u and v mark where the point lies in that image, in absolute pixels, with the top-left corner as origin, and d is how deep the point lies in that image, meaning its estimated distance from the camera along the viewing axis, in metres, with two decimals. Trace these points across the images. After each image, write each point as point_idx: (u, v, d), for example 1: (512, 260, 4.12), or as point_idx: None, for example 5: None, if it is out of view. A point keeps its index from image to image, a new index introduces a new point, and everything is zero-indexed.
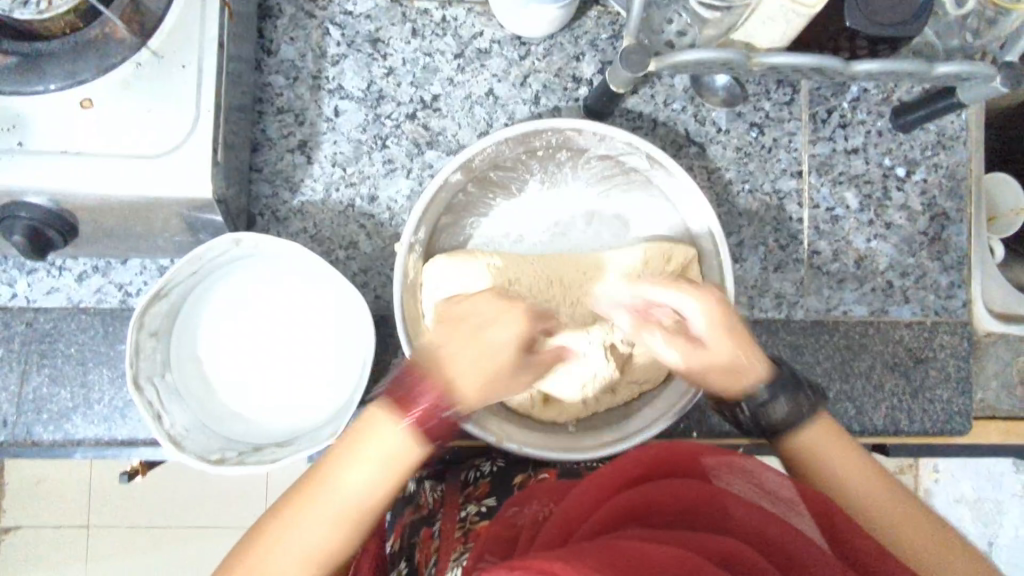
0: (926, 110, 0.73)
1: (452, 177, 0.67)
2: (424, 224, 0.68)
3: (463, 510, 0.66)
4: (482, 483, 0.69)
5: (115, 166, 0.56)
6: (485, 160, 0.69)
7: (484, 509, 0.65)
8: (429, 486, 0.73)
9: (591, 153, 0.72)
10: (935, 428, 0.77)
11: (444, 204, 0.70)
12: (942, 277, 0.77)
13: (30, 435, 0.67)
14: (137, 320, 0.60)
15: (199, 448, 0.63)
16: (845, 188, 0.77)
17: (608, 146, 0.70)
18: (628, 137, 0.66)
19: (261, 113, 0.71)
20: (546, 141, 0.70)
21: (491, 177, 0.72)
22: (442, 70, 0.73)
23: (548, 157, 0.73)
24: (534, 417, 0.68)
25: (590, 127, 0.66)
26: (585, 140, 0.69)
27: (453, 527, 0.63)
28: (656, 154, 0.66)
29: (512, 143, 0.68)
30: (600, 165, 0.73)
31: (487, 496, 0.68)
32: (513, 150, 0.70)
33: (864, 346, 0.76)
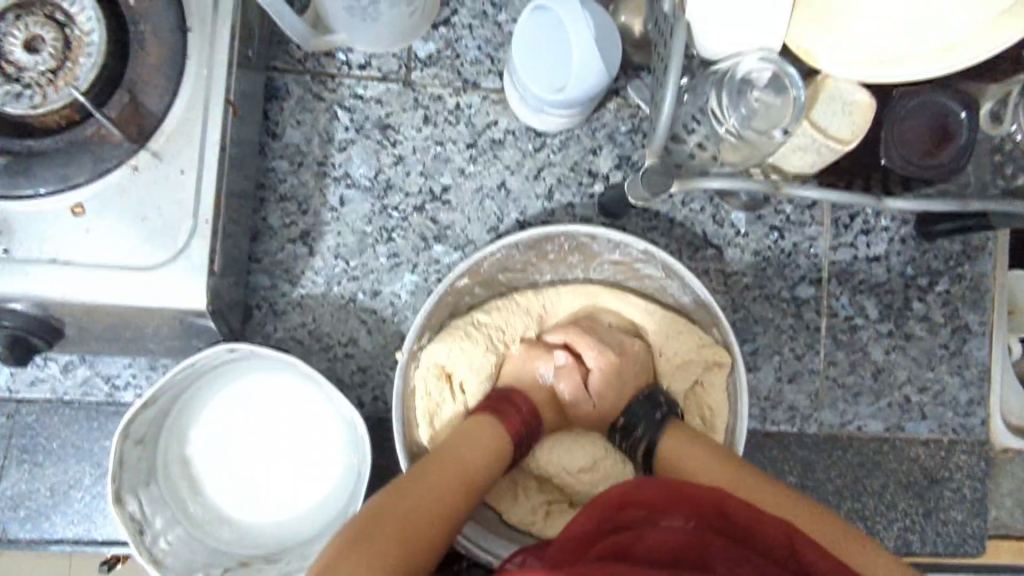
0: (950, 223, 0.70)
1: (459, 280, 0.65)
2: (429, 325, 0.65)
3: None
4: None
5: (105, 276, 0.53)
6: (493, 265, 0.67)
7: None
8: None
9: (606, 258, 0.70)
10: (949, 549, 0.74)
11: (449, 308, 0.68)
12: (961, 392, 0.75)
13: (5, 533, 0.64)
14: (122, 432, 0.57)
15: (182, 566, 0.59)
16: (865, 296, 0.74)
17: (624, 251, 0.67)
18: (647, 248, 0.65)
19: (263, 200, 0.68)
20: (559, 245, 0.68)
21: (499, 279, 0.70)
22: (453, 160, 0.71)
23: (560, 260, 0.70)
24: (536, 533, 0.66)
25: (607, 235, 0.64)
26: (600, 245, 0.68)
27: None
28: (673, 265, 0.65)
29: (525, 247, 0.67)
30: (614, 269, 0.71)
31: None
32: (523, 254, 0.68)
33: (878, 463, 0.73)
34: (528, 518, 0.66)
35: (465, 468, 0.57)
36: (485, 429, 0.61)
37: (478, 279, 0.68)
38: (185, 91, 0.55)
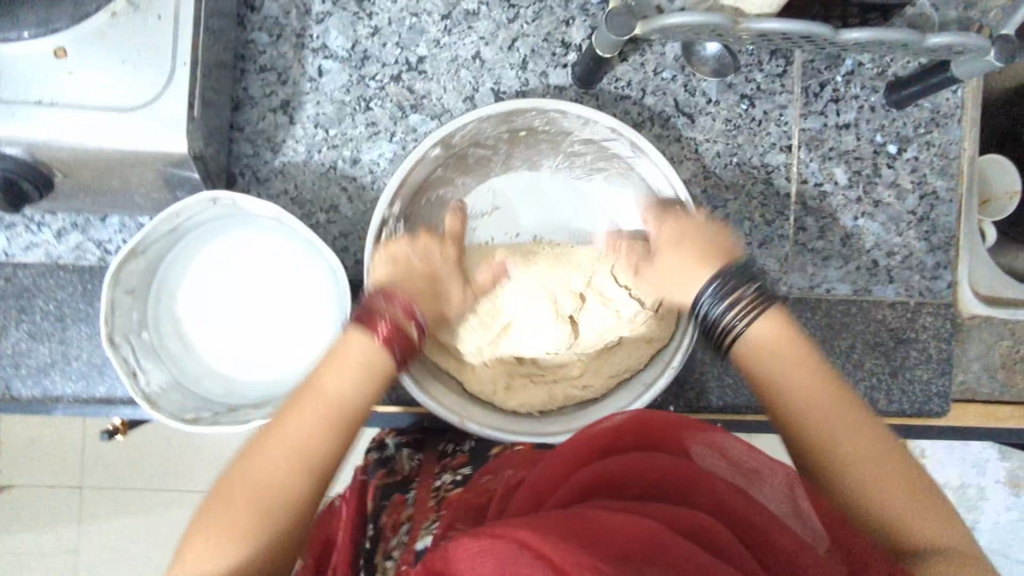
0: (917, 85, 0.72)
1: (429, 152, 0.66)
2: (404, 193, 0.68)
3: (438, 479, 0.68)
4: (460, 455, 0.73)
5: (89, 117, 0.55)
6: (465, 138, 0.70)
7: (459, 477, 0.68)
8: (407, 454, 0.75)
9: (575, 135, 0.73)
10: (914, 406, 0.76)
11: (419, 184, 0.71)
12: (928, 256, 0.77)
13: (9, 389, 0.68)
14: (111, 276, 0.60)
15: (175, 407, 0.63)
16: (835, 163, 0.76)
17: (591, 125, 0.69)
18: (614, 126, 0.67)
19: (242, 71, 0.70)
20: (530, 121, 0.70)
21: (467, 156, 0.74)
22: (428, 31, 0.72)
23: (531, 140, 0.74)
24: (498, 403, 0.69)
25: (576, 110, 0.65)
26: (571, 121, 0.70)
27: (427, 496, 0.65)
28: (639, 142, 0.67)
29: (495, 121, 0.68)
30: (585, 147, 0.74)
31: (463, 466, 0.71)
32: (494, 129, 0.70)
33: (846, 324, 0.76)
34: (488, 387, 0.70)
35: (344, 364, 0.57)
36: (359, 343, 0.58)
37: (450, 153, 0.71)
38: None
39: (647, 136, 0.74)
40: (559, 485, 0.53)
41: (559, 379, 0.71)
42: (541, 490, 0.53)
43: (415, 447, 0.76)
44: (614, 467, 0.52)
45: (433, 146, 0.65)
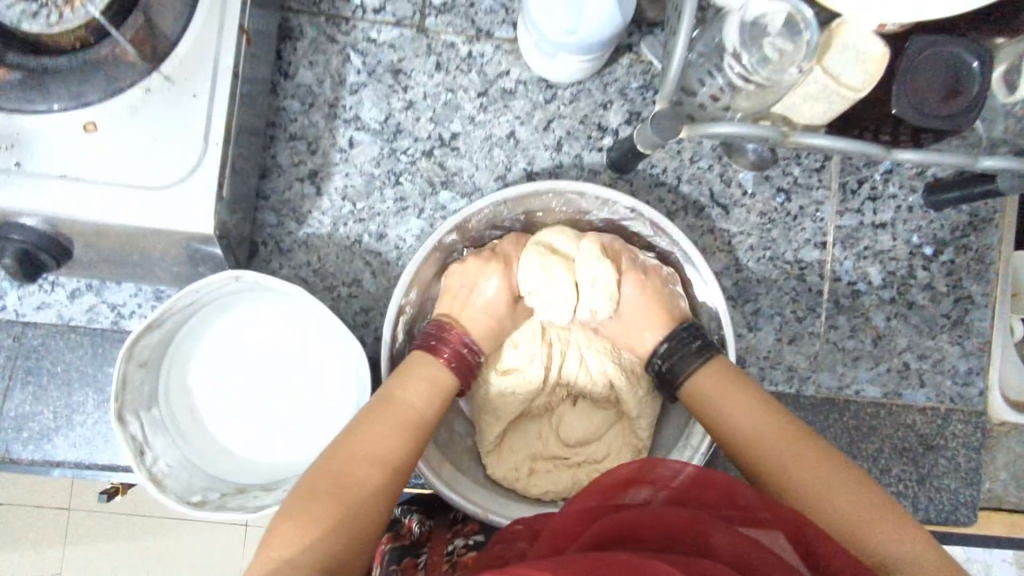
0: (959, 191, 0.70)
1: (445, 237, 0.66)
2: (420, 277, 0.67)
3: (450, 544, 0.68)
4: (471, 521, 0.71)
5: (116, 193, 0.54)
6: (481, 221, 0.69)
7: (472, 542, 0.68)
8: (416, 518, 0.73)
9: (594, 215, 0.72)
10: (940, 516, 0.74)
11: (434, 266, 0.70)
12: (961, 362, 0.75)
13: (8, 453, 0.65)
14: (125, 352, 0.58)
15: (181, 488, 0.60)
16: (869, 263, 0.74)
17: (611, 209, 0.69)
18: (633, 207, 0.66)
19: (272, 138, 0.68)
20: (546, 202, 0.69)
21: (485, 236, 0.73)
22: (463, 107, 0.70)
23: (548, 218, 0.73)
24: (519, 490, 0.67)
25: (593, 192, 0.65)
26: (589, 203, 0.69)
27: (441, 560, 0.66)
28: (661, 224, 0.66)
29: (512, 203, 0.68)
30: (605, 226, 0.74)
31: (474, 531, 0.71)
32: (511, 211, 0.70)
33: (874, 428, 0.73)
34: (511, 473, 0.68)
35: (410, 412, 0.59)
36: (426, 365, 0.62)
37: (465, 237, 0.71)
38: (199, 16, 0.56)
39: (680, 224, 0.73)
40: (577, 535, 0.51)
41: (581, 465, 0.68)
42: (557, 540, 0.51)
43: (423, 512, 0.74)
44: (633, 520, 0.50)
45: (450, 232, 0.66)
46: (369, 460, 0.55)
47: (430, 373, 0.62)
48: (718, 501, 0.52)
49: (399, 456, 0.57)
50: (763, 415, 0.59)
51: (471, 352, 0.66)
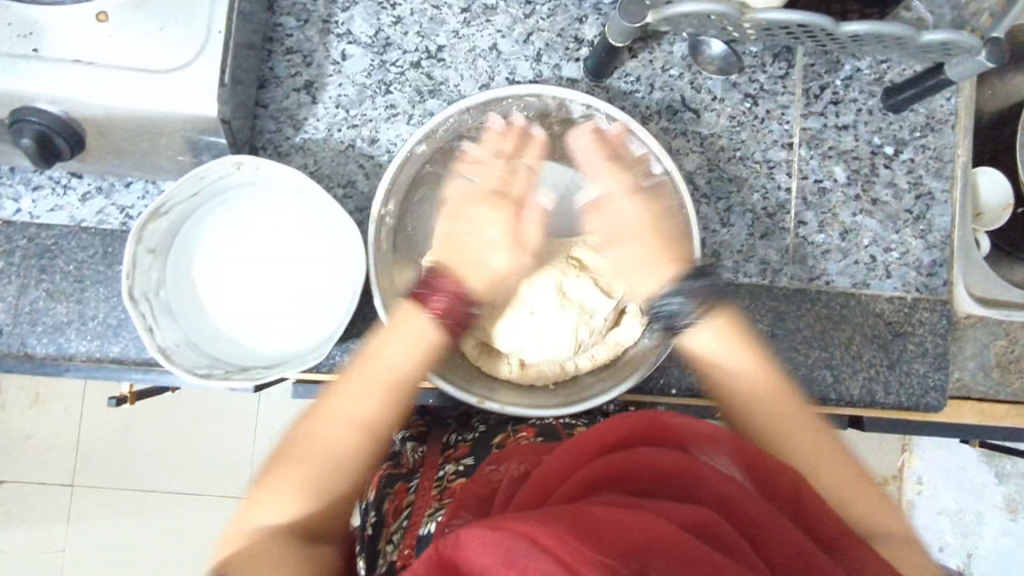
0: (913, 90, 0.75)
1: (415, 149, 0.69)
2: (395, 189, 0.70)
3: (442, 469, 0.69)
4: (463, 445, 0.73)
5: (125, 77, 0.58)
6: (447, 131, 0.72)
7: (463, 467, 0.69)
8: (411, 447, 0.76)
9: (553, 118, 0.75)
10: (911, 401, 0.78)
11: (409, 177, 0.72)
12: (924, 254, 0.79)
13: (24, 346, 0.69)
14: (134, 234, 0.62)
15: (188, 363, 0.64)
16: (834, 162, 0.79)
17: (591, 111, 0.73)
18: (588, 101, 0.70)
19: (270, 52, 0.73)
20: (509, 108, 0.73)
21: (451, 147, 0.74)
22: (448, 22, 0.75)
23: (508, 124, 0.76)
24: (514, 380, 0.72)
25: (549, 91, 0.69)
26: (551, 107, 0.73)
27: (431, 484, 0.67)
28: (622, 117, 0.70)
29: (475, 111, 0.72)
30: (565, 128, 0.76)
31: (466, 456, 0.71)
32: (474, 120, 0.73)
33: (845, 317, 0.78)
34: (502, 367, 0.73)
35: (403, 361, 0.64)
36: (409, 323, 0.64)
37: (433, 148, 0.73)
38: None
39: (654, 128, 0.77)
40: (568, 477, 0.53)
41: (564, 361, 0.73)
42: (548, 479, 0.53)
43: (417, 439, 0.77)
44: (615, 465, 0.53)
45: (417, 143, 0.69)
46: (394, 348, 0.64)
47: (415, 330, 0.64)
48: (676, 440, 0.56)
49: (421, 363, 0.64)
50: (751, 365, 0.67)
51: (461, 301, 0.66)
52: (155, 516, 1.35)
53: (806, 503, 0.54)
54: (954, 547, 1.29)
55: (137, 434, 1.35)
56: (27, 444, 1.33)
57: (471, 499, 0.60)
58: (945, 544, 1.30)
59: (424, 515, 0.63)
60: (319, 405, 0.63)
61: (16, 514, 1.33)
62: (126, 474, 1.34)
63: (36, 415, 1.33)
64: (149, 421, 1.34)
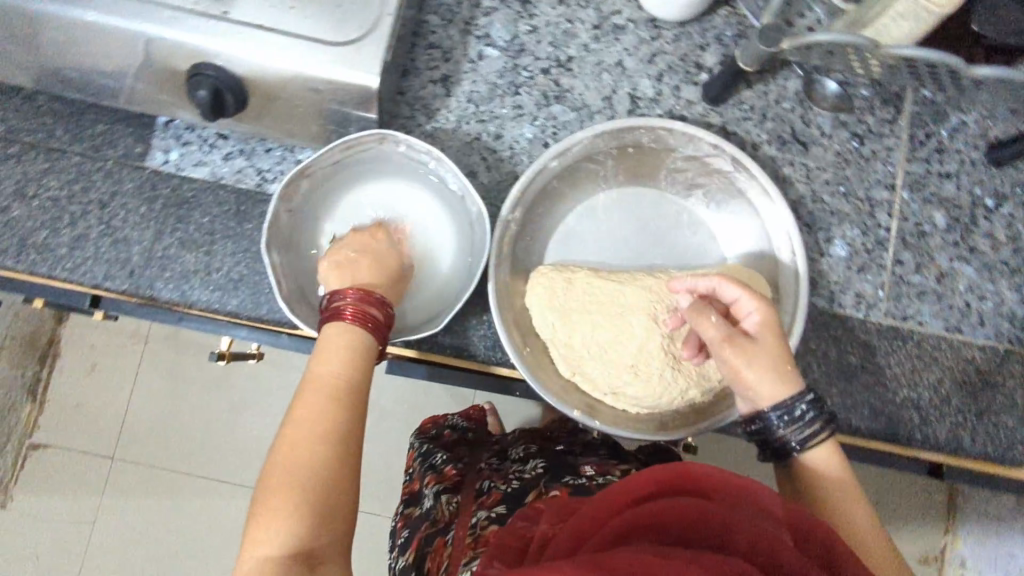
0: (1020, 145, 0.77)
1: (549, 164, 0.74)
2: (524, 199, 0.74)
3: (475, 517, 0.68)
4: (496, 491, 0.71)
5: (300, 44, 0.63)
6: (580, 152, 0.76)
7: (494, 515, 0.67)
8: (445, 499, 0.76)
9: (678, 153, 0.78)
10: (997, 453, 0.77)
11: (540, 188, 0.76)
12: (1018, 308, 0.80)
13: (151, 289, 0.73)
14: (282, 191, 0.67)
15: (310, 318, 0.68)
16: (934, 207, 0.81)
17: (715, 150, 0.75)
18: (717, 142, 0.73)
19: (414, 45, 0.79)
20: (639, 138, 0.76)
21: (579, 169, 0.79)
22: (579, 36, 0.80)
23: (638, 155, 0.79)
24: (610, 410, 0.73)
25: (681, 127, 0.73)
26: (676, 140, 0.76)
27: (466, 536, 0.66)
28: (741, 158, 0.73)
29: (608, 137, 0.75)
30: (686, 165, 0.79)
31: (497, 505, 0.69)
32: (606, 144, 0.77)
33: (935, 359, 0.78)
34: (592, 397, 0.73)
35: (331, 383, 0.56)
36: (335, 333, 0.59)
37: (563, 165, 0.76)
38: None
39: (763, 155, 0.81)
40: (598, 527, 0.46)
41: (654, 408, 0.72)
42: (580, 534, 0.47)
43: (451, 491, 0.76)
44: (655, 509, 0.45)
45: (553, 157, 0.73)
46: (323, 388, 0.56)
47: (335, 343, 0.58)
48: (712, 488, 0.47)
49: (354, 367, 0.58)
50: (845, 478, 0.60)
51: (376, 305, 0.62)
52: (196, 497, 1.36)
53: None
54: None
55: (193, 411, 1.37)
56: (89, 407, 1.37)
57: (505, 549, 0.53)
58: None
59: (461, 564, 0.62)
60: (308, 430, 0.53)
61: (67, 476, 1.35)
62: (177, 450, 1.37)
63: (101, 379, 1.37)
64: (207, 399, 1.37)
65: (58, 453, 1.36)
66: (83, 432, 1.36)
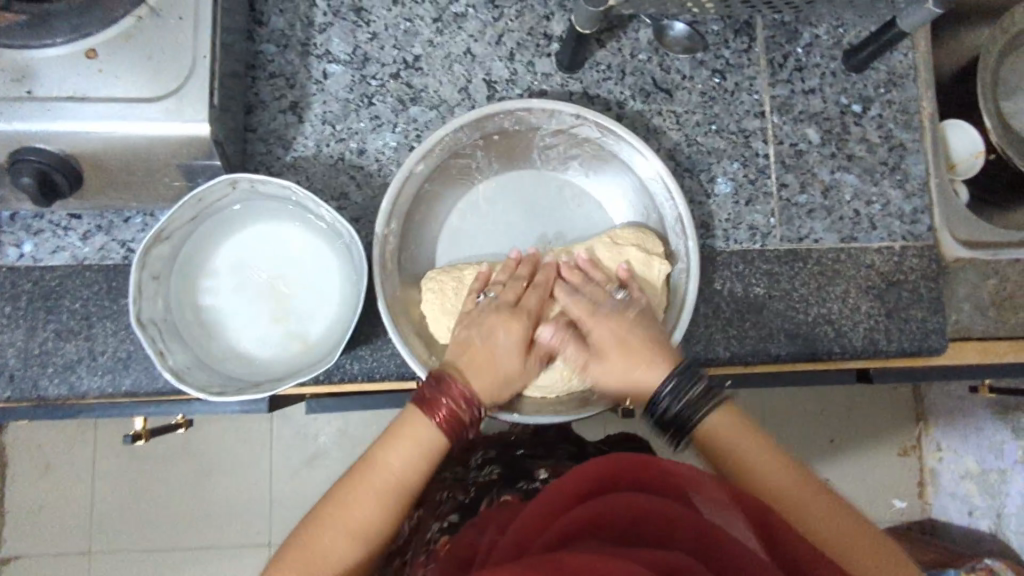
0: (871, 46, 0.78)
1: (416, 168, 0.71)
2: (396, 211, 0.72)
3: (428, 530, 0.61)
4: (450, 499, 0.65)
5: (117, 107, 0.60)
6: (445, 150, 0.74)
7: (448, 523, 0.60)
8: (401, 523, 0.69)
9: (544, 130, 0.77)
10: (914, 347, 0.79)
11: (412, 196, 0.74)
12: (905, 203, 0.82)
13: (36, 389, 0.69)
14: (139, 260, 0.63)
15: (201, 383, 0.64)
16: (806, 124, 0.82)
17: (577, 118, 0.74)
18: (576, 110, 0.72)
19: (254, 78, 0.76)
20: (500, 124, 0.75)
21: (450, 167, 0.77)
22: (422, 33, 0.78)
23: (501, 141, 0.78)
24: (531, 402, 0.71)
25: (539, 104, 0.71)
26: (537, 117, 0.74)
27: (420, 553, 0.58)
28: (604, 122, 0.72)
29: (468, 129, 0.73)
30: (556, 139, 0.78)
31: (451, 512, 0.63)
32: (469, 136, 0.75)
33: (837, 271, 0.79)
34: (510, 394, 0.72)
35: (386, 475, 0.57)
36: (420, 428, 0.59)
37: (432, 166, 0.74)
38: None
39: (631, 111, 0.80)
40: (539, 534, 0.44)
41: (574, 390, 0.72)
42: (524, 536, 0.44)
43: None
44: (600, 508, 0.44)
45: (417, 161, 0.71)
46: (375, 478, 0.57)
47: (414, 434, 0.58)
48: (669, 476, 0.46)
49: (422, 465, 0.58)
50: (745, 441, 0.58)
51: (466, 405, 0.60)
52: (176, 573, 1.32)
53: (781, 538, 0.46)
54: (983, 510, 1.28)
55: (152, 490, 1.33)
56: (44, 511, 1.31)
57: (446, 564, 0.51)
58: (974, 509, 1.29)
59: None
60: (319, 523, 0.55)
61: None
62: (145, 532, 1.33)
63: (47, 481, 1.32)
64: (163, 475, 1.33)
65: (23, 565, 1.31)
66: (44, 538, 1.31)
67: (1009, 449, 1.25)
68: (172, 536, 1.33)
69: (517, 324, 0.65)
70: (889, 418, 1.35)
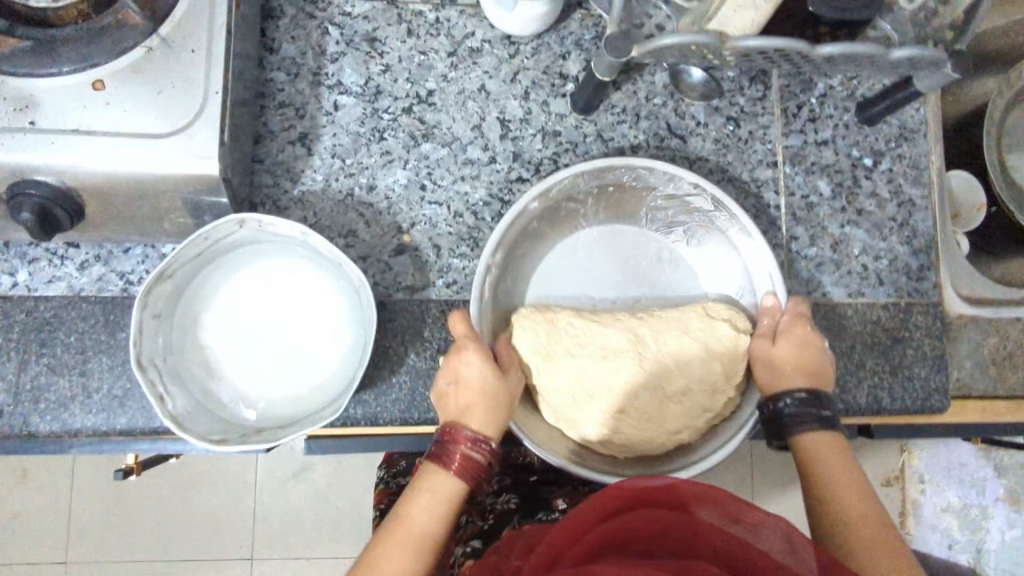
0: (885, 101, 0.78)
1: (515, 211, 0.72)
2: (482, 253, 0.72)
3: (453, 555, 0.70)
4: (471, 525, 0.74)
5: (124, 142, 0.58)
6: (556, 192, 0.75)
7: (472, 548, 0.70)
8: None
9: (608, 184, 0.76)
10: (916, 405, 0.79)
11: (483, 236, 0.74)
12: (912, 260, 0.82)
13: (27, 425, 0.67)
14: (141, 301, 0.61)
15: (203, 429, 0.63)
16: (818, 176, 0.81)
17: (639, 180, 0.75)
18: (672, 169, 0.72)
19: (262, 107, 0.74)
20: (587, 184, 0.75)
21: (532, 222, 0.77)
22: (436, 67, 0.77)
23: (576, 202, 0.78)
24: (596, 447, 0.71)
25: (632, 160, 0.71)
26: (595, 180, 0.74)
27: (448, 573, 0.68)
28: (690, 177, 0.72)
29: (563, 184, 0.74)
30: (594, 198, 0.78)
31: (474, 537, 0.73)
32: (576, 187, 0.75)
33: (844, 326, 0.79)
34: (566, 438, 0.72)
35: (420, 531, 0.59)
36: (439, 478, 0.61)
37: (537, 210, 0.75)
38: None
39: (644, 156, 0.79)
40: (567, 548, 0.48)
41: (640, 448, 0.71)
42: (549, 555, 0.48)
43: None
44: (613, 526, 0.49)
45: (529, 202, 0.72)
46: (407, 532, 0.59)
47: (438, 486, 0.61)
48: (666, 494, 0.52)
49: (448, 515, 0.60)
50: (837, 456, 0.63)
51: (477, 449, 0.62)
52: None
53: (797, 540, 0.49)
54: (963, 545, 1.30)
55: (134, 507, 1.30)
56: (20, 524, 1.28)
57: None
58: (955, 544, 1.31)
59: None
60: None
61: None
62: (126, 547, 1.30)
63: (26, 493, 1.28)
64: (145, 492, 1.30)
65: None
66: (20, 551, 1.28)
67: (991, 486, 1.29)
68: (153, 553, 1.30)
69: (472, 354, 0.66)
70: (881, 461, 1.35)
